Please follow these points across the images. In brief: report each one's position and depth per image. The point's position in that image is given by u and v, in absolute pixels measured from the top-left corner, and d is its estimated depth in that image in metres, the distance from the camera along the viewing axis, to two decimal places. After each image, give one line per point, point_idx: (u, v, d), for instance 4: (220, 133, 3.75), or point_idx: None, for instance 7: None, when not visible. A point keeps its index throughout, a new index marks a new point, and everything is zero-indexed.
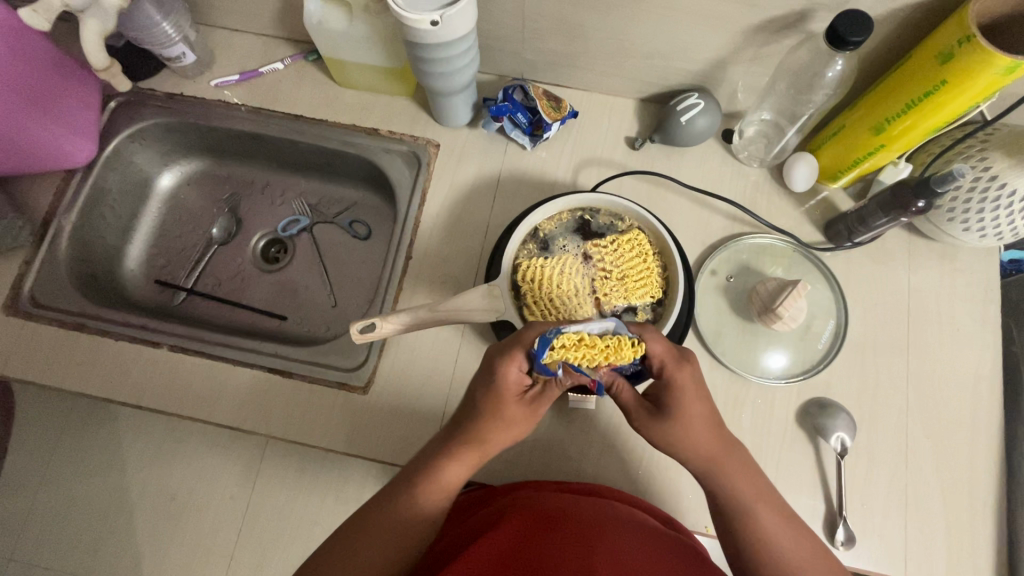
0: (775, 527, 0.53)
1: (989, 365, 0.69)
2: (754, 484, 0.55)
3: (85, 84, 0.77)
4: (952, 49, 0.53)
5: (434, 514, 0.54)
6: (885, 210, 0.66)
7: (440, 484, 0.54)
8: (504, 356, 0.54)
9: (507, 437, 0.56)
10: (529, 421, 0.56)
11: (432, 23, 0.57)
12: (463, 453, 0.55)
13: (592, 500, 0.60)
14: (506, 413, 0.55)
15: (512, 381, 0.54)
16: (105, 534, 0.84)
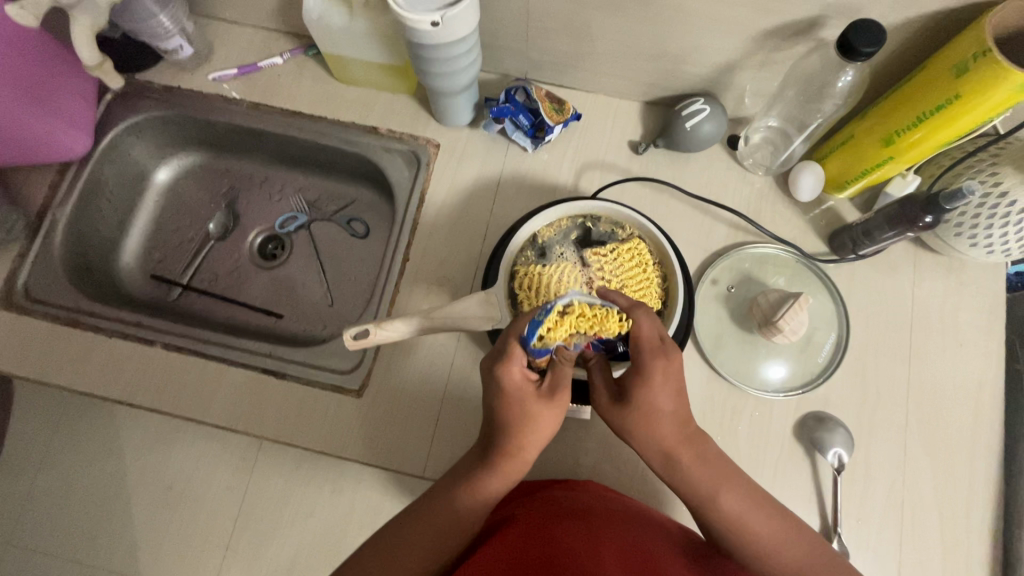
0: (757, 525, 0.53)
1: (992, 381, 0.69)
2: (729, 479, 0.53)
3: (81, 76, 0.76)
4: (967, 63, 0.52)
5: (470, 516, 0.54)
6: (891, 224, 0.65)
7: (478, 496, 0.54)
8: (502, 359, 0.52)
9: (544, 437, 0.54)
10: (561, 417, 0.54)
11: (432, 24, 0.56)
12: (499, 461, 0.54)
13: (583, 486, 0.62)
14: (536, 416, 0.53)
15: (519, 381, 0.52)
16: (99, 526, 0.86)
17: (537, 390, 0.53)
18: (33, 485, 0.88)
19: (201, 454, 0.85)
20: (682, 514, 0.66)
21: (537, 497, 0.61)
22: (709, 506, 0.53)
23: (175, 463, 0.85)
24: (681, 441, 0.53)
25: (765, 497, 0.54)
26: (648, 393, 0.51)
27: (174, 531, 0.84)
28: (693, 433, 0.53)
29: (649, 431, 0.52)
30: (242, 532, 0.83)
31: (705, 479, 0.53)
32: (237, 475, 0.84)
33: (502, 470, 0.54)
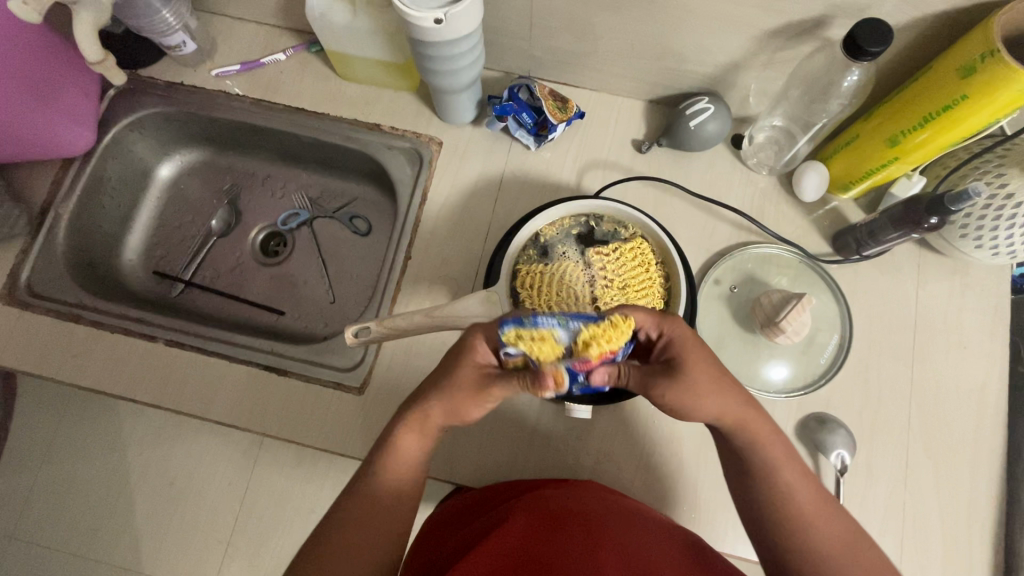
0: (815, 509, 0.49)
1: (996, 383, 0.68)
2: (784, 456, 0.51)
3: (84, 72, 0.76)
4: (973, 63, 0.51)
5: (389, 488, 0.51)
6: (896, 225, 0.64)
7: (399, 465, 0.51)
8: (482, 324, 0.51)
9: (450, 410, 0.50)
10: (473, 402, 0.49)
11: (435, 21, 0.56)
12: (411, 422, 0.51)
13: (574, 485, 0.62)
14: (455, 378, 0.49)
15: (475, 346, 0.50)
16: (122, 508, 0.99)
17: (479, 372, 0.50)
18: (72, 469, 1.01)
19: (212, 451, 0.98)
20: (681, 516, 0.65)
21: (528, 495, 0.60)
22: (766, 477, 0.50)
23: (181, 456, 0.99)
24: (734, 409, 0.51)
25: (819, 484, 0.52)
26: (695, 355, 0.50)
27: (171, 513, 0.97)
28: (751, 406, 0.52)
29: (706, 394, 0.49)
30: (247, 521, 0.97)
31: (765, 449, 0.50)
32: (238, 472, 0.98)
33: (415, 433, 0.51)
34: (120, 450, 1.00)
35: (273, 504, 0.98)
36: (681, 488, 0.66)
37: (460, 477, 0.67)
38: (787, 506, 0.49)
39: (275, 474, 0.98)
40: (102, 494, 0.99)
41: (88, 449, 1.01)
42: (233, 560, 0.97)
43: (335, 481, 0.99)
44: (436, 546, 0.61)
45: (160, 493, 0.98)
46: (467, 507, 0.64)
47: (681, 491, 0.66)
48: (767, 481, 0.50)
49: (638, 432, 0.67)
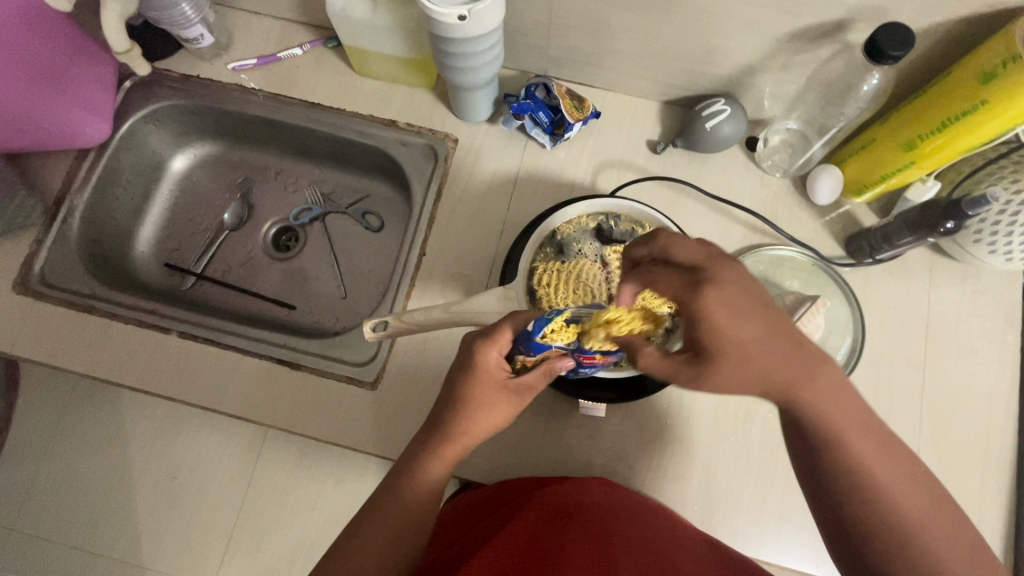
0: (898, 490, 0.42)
1: (1006, 388, 0.69)
2: (858, 415, 0.42)
3: (102, 63, 0.76)
4: (994, 68, 0.52)
5: (411, 510, 0.51)
6: (911, 229, 0.65)
7: (415, 488, 0.51)
8: (485, 339, 0.50)
9: (483, 425, 0.51)
10: (511, 408, 0.51)
11: (459, 17, 0.56)
12: (436, 449, 0.51)
13: (588, 480, 0.61)
14: (487, 400, 0.51)
15: (492, 364, 0.50)
16: (123, 499, 0.98)
17: (505, 384, 0.51)
18: (75, 459, 1.01)
19: (215, 444, 0.99)
20: (692, 515, 0.66)
21: (540, 494, 0.59)
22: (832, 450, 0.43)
23: (185, 448, 0.99)
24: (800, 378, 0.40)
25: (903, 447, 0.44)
26: (736, 333, 0.38)
27: (173, 503, 0.98)
28: (817, 370, 0.41)
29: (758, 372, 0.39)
30: (248, 513, 0.97)
31: (833, 418, 0.42)
32: (241, 465, 0.98)
33: (439, 459, 0.51)
34: (124, 443, 0.99)
35: (275, 498, 0.98)
36: (692, 488, 0.66)
37: (471, 473, 0.67)
38: (862, 484, 0.42)
39: (278, 469, 0.99)
40: (105, 485, 0.99)
41: (91, 439, 1.01)
42: (235, 555, 0.96)
43: (339, 477, 0.99)
44: (444, 546, 0.61)
45: (163, 487, 0.98)
46: (478, 505, 0.63)
47: (692, 491, 0.66)
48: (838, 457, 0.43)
49: (650, 431, 0.67)
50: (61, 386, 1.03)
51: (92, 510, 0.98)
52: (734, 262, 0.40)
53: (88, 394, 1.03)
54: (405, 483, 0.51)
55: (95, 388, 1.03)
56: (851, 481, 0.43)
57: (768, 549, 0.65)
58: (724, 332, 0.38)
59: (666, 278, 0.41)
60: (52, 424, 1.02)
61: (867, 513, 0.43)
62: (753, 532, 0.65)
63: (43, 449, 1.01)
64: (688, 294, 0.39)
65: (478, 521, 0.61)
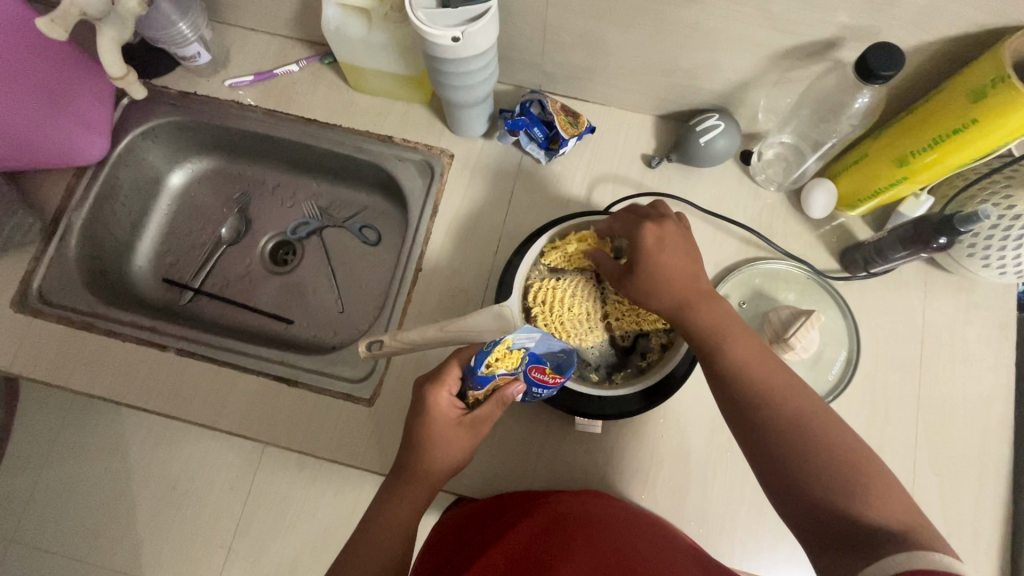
0: (778, 390, 0.50)
1: (1001, 401, 0.69)
2: (740, 335, 0.53)
3: (100, 81, 0.76)
4: (984, 88, 0.52)
5: (390, 545, 0.53)
6: (904, 244, 0.65)
7: (388, 526, 0.53)
8: (434, 383, 0.53)
9: (446, 461, 0.54)
10: (469, 441, 0.54)
11: (453, 39, 0.56)
12: (403, 488, 0.54)
13: (575, 495, 0.62)
14: (446, 439, 0.54)
15: (444, 406, 0.53)
16: (123, 510, 0.98)
17: (460, 420, 0.54)
18: (76, 470, 1.01)
19: (215, 454, 0.99)
20: (689, 530, 0.66)
21: (530, 510, 0.60)
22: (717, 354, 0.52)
23: (185, 458, 0.99)
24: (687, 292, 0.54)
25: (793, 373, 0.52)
26: (660, 252, 0.55)
27: (172, 514, 0.98)
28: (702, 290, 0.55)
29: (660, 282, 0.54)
30: (248, 523, 0.97)
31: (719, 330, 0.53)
32: (240, 475, 0.98)
33: (408, 497, 0.54)
34: (123, 453, 1.00)
35: (275, 509, 0.98)
36: (688, 503, 0.66)
37: (468, 487, 0.67)
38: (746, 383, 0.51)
39: (277, 480, 0.99)
40: (105, 495, 0.99)
41: (91, 450, 1.01)
42: (234, 564, 0.97)
43: (338, 487, 0.99)
44: (443, 556, 0.62)
45: (161, 497, 0.99)
46: (471, 518, 0.63)
47: (689, 506, 0.66)
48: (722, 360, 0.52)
49: (647, 446, 0.68)
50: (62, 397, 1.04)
51: (92, 521, 0.99)
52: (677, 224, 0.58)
53: (88, 404, 1.04)
54: (379, 520, 0.54)
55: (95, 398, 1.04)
56: (733, 375, 0.51)
57: (765, 563, 0.65)
58: (651, 252, 0.55)
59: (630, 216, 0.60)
60: (53, 434, 1.03)
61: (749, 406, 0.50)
62: (751, 546, 0.65)
63: (44, 459, 1.01)
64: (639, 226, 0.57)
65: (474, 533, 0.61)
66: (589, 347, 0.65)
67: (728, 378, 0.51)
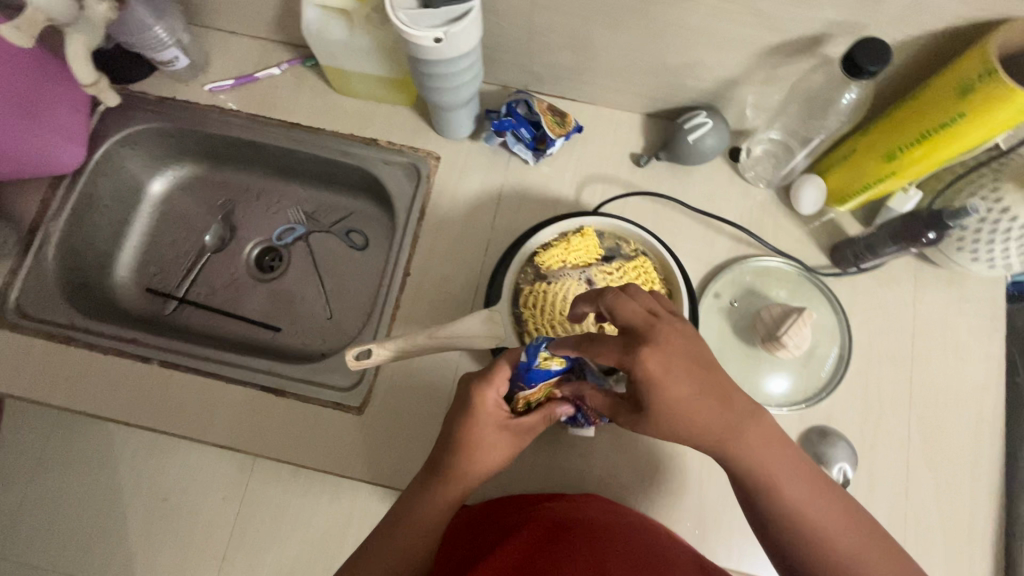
0: (830, 524, 0.47)
1: (993, 394, 0.69)
2: (788, 468, 0.46)
3: (74, 88, 0.74)
4: (970, 82, 0.52)
5: (414, 548, 0.51)
6: (894, 240, 0.65)
7: (415, 526, 0.51)
8: (483, 381, 0.52)
9: (485, 468, 0.52)
10: (512, 447, 0.53)
11: (435, 40, 0.55)
12: (437, 488, 0.52)
13: (573, 500, 0.61)
14: (486, 441, 0.52)
15: (492, 407, 0.52)
16: (112, 526, 0.97)
17: (506, 423, 0.53)
18: (62, 487, 0.99)
19: (204, 465, 0.97)
20: (685, 532, 0.65)
21: (528, 517, 0.59)
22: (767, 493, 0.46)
23: (174, 471, 0.98)
24: (727, 428, 0.45)
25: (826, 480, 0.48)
26: (676, 384, 0.43)
27: (162, 528, 0.96)
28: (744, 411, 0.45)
29: (684, 424, 0.44)
30: (241, 535, 0.96)
31: (765, 464, 0.46)
32: (232, 486, 0.97)
33: (440, 497, 0.52)
34: (110, 467, 0.98)
35: (268, 521, 0.97)
36: (684, 503, 0.66)
37: None
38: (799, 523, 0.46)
39: (270, 491, 0.97)
40: (94, 511, 0.97)
41: (78, 465, 0.99)
42: None
43: (332, 495, 0.98)
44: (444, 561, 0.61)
45: (152, 510, 0.97)
46: (469, 527, 0.62)
47: (684, 507, 0.66)
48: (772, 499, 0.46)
49: (641, 448, 0.67)
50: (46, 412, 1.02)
51: (80, 538, 0.97)
52: (672, 318, 0.45)
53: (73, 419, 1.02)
54: (405, 520, 0.52)
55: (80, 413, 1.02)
56: (786, 517, 0.46)
57: (761, 563, 0.64)
58: (663, 391, 0.43)
59: (628, 310, 0.45)
60: (37, 450, 1.01)
61: (801, 546, 0.46)
62: (748, 546, 0.65)
63: (28, 476, 0.99)
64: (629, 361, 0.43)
65: (471, 545, 0.60)
66: None
67: (780, 520, 0.47)
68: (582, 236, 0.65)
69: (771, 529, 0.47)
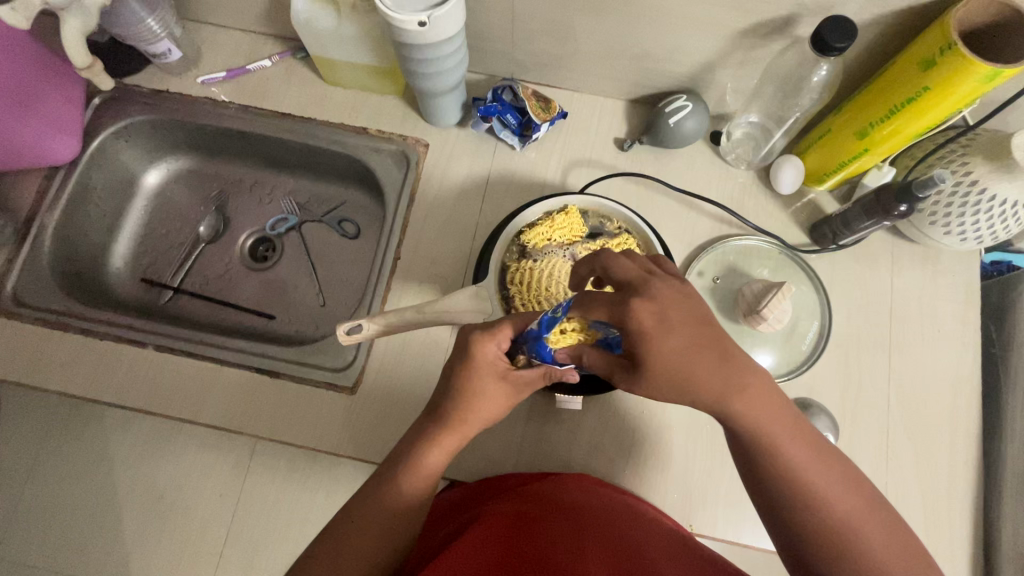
0: (831, 492, 0.45)
1: (969, 365, 0.71)
2: (787, 429, 0.45)
3: (68, 81, 0.76)
4: (934, 57, 0.54)
5: (414, 497, 0.53)
6: (869, 214, 0.67)
7: (419, 473, 0.53)
8: (485, 332, 0.50)
9: (485, 416, 0.53)
10: (512, 396, 0.52)
11: (419, 24, 0.57)
12: (440, 436, 0.53)
13: (559, 480, 0.62)
14: (485, 390, 0.51)
15: (492, 358, 0.50)
16: (109, 520, 0.97)
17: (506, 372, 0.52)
18: (58, 483, 1.00)
19: (200, 459, 0.99)
20: (672, 504, 0.67)
21: (515, 494, 0.59)
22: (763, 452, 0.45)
23: (171, 466, 0.99)
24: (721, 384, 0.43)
25: (827, 447, 0.47)
26: (671, 336, 0.42)
27: (159, 521, 0.97)
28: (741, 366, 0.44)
29: (677, 376, 0.43)
30: (238, 527, 0.97)
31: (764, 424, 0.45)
32: (229, 480, 0.98)
33: (443, 444, 0.53)
34: (107, 462, 0.99)
35: (266, 514, 0.98)
36: (671, 475, 0.67)
37: (453, 473, 0.68)
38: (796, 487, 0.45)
39: (267, 483, 0.99)
40: (91, 506, 0.98)
41: (74, 461, 1.00)
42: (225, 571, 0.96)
43: (328, 488, 0.99)
44: (429, 539, 0.61)
45: (149, 507, 0.98)
46: (457, 506, 0.63)
47: (671, 478, 0.67)
48: (768, 459, 0.45)
49: (628, 423, 0.69)
50: (44, 410, 1.03)
51: (76, 534, 0.98)
52: (669, 277, 0.45)
53: (69, 416, 1.03)
54: (407, 467, 0.53)
55: (77, 409, 1.03)
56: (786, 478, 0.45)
57: (748, 535, 0.65)
58: (652, 342, 0.42)
59: (622, 267, 0.45)
60: (34, 447, 1.01)
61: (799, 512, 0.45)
62: (733, 516, 0.66)
63: (25, 474, 1.00)
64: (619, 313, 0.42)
65: (456, 520, 0.60)
66: None
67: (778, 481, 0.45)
68: (567, 215, 0.67)
69: (770, 495, 0.46)
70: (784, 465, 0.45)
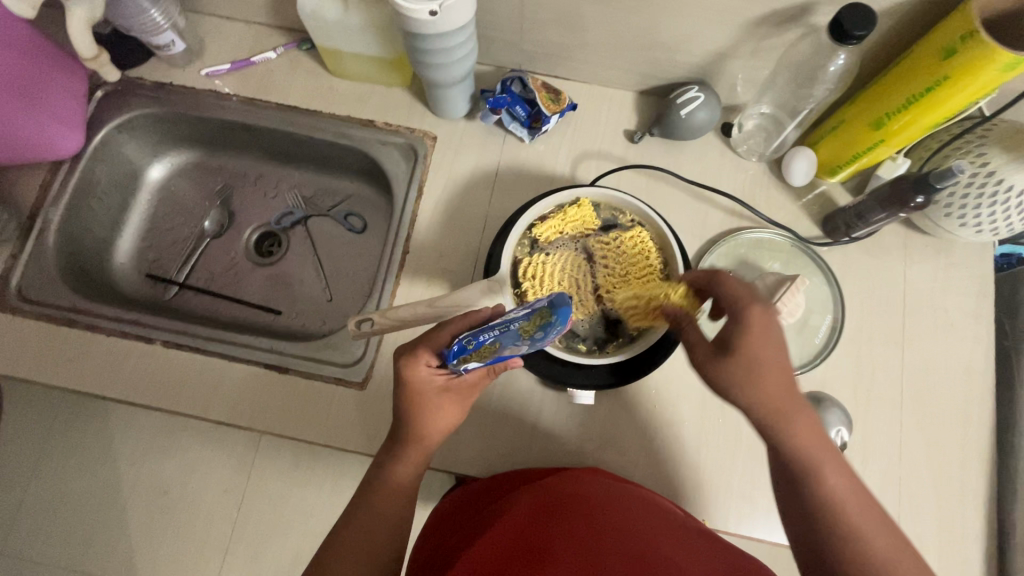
0: (870, 528, 0.45)
1: (982, 358, 0.70)
2: (837, 465, 0.47)
3: (72, 73, 0.75)
4: (954, 44, 0.53)
5: (395, 514, 0.54)
6: (883, 205, 0.66)
7: (391, 490, 0.54)
8: (408, 358, 0.51)
9: (442, 427, 0.53)
10: (460, 405, 0.53)
11: (430, 13, 0.56)
12: (403, 452, 0.54)
13: (571, 475, 0.61)
14: (434, 406, 0.52)
15: (424, 379, 0.51)
16: (114, 516, 0.97)
17: (446, 387, 0.52)
18: (62, 480, 0.99)
19: (205, 455, 0.98)
20: (684, 499, 0.66)
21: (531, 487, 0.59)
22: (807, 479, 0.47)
23: (176, 462, 0.99)
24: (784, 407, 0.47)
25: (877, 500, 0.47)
26: (759, 348, 0.47)
27: (166, 517, 0.97)
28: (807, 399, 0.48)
29: (751, 381, 0.46)
30: (244, 524, 0.97)
31: (813, 454, 0.47)
32: (234, 476, 0.98)
33: (407, 460, 0.54)
34: (112, 458, 0.99)
35: (272, 509, 0.98)
36: (683, 470, 0.67)
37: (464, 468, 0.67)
38: (836, 514, 0.46)
39: (272, 479, 0.98)
40: (96, 502, 0.98)
41: (79, 458, 1.00)
42: (230, 568, 0.96)
43: (334, 483, 0.99)
44: (441, 536, 0.61)
45: (154, 503, 0.97)
46: (473, 500, 0.63)
47: (683, 473, 0.67)
48: (808, 487, 0.47)
49: (640, 418, 0.68)
50: (47, 406, 1.03)
51: (82, 530, 0.97)
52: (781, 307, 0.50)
53: (72, 412, 1.02)
54: (382, 484, 0.54)
55: (81, 405, 1.02)
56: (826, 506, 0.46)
57: (761, 530, 0.65)
58: (751, 338, 0.47)
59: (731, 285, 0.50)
60: (37, 443, 1.01)
61: (833, 539, 0.45)
62: (746, 511, 0.66)
63: (29, 470, 0.99)
64: (744, 300, 0.48)
65: (470, 518, 0.59)
66: (579, 319, 0.65)
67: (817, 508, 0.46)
68: (580, 208, 0.66)
69: (809, 524, 0.47)
70: (828, 496, 0.46)
